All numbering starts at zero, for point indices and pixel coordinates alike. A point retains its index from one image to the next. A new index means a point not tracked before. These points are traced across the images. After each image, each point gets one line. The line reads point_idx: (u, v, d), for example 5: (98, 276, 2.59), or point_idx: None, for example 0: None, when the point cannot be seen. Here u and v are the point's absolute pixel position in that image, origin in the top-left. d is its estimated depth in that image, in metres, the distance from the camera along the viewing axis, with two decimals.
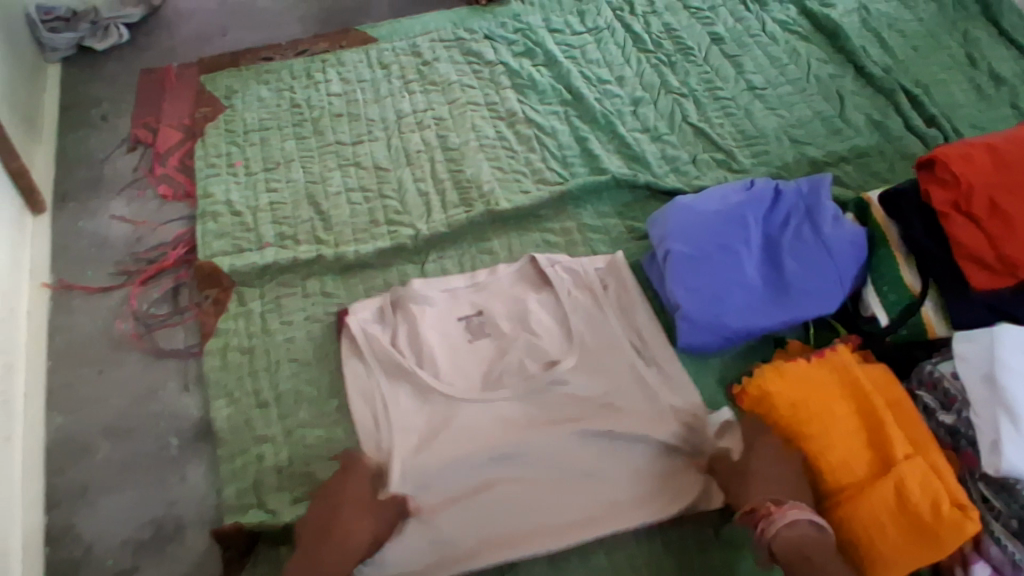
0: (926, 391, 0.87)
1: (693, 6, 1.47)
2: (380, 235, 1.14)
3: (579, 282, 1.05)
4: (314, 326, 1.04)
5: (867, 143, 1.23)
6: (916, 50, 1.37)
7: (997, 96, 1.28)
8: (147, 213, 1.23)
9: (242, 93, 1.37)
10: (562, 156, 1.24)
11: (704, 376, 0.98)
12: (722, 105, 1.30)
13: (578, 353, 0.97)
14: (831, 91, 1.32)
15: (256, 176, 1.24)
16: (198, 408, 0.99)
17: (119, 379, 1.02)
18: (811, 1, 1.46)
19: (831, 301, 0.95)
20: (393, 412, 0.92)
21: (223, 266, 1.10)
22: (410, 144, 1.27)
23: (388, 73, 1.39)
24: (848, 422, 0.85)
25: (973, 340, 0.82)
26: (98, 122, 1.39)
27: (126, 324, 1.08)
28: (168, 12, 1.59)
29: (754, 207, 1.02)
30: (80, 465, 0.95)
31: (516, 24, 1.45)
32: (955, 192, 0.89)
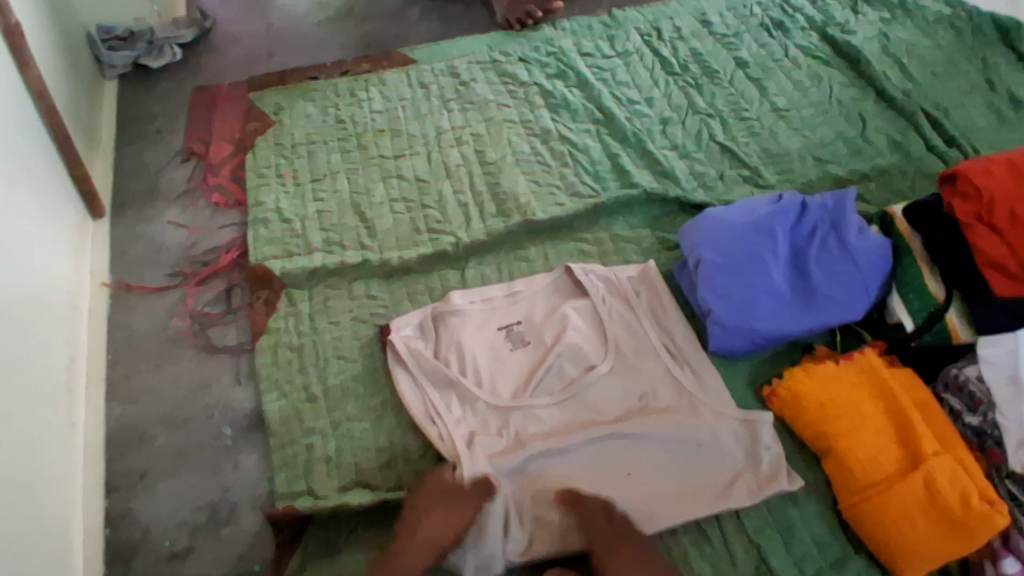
0: (952, 394, 0.93)
1: (718, 33, 1.54)
2: (422, 243, 1.20)
3: (612, 289, 1.10)
4: (361, 326, 1.10)
5: (889, 163, 1.28)
6: (936, 74, 1.42)
7: (1016, 119, 1.33)
8: (201, 220, 1.30)
9: (290, 109, 1.45)
10: (595, 172, 1.29)
11: (735, 379, 1.03)
12: (748, 125, 1.36)
13: (614, 359, 1.02)
14: (854, 113, 1.37)
15: (304, 186, 1.30)
16: (250, 401, 1.05)
17: (175, 373, 1.09)
18: (832, 29, 1.52)
19: (858, 308, 1.00)
20: (444, 415, 0.96)
21: (275, 269, 1.16)
22: (449, 158, 1.33)
23: (427, 92, 1.46)
24: (878, 422, 0.90)
25: (998, 344, 0.89)
26: (153, 134, 1.47)
27: (182, 322, 1.14)
28: (218, 34, 1.69)
29: (782, 217, 1.07)
30: (138, 452, 1.01)
31: (549, 48, 1.53)
32: (977, 204, 0.94)
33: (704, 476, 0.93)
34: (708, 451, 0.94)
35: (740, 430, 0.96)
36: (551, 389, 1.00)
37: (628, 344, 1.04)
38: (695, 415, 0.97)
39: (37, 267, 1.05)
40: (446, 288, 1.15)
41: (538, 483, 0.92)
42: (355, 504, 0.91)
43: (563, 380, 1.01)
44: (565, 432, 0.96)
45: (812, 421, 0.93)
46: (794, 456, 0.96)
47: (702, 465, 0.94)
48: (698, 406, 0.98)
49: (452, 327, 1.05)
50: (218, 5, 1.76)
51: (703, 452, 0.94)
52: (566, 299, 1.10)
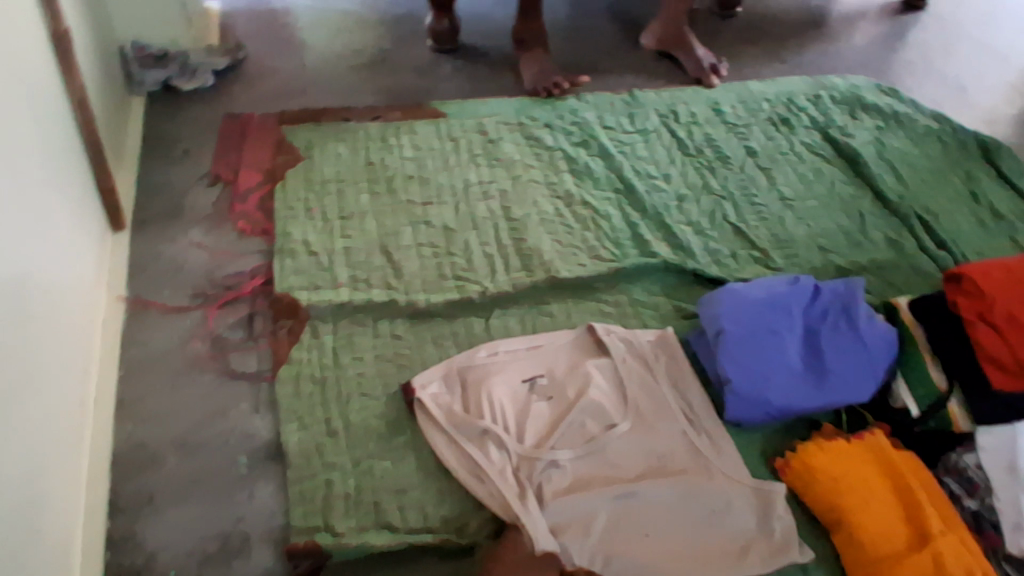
0: (952, 477, 0.99)
1: (730, 122, 1.65)
2: (448, 289, 1.22)
3: (633, 350, 1.14)
4: (384, 365, 1.12)
5: (886, 258, 1.38)
6: (925, 182, 1.55)
7: (996, 228, 1.46)
8: (225, 244, 1.31)
9: (321, 147, 1.48)
10: (615, 238, 1.35)
11: (747, 448, 1.07)
12: (758, 210, 1.44)
13: (633, 419, 1.05)
14: (852, 209, 1.48)
15: (332, 223, 1.32)
16: (269, 430, 1.06)
17: (192, 395, 1.10)
18: (833, 131, 1.65)
19: (865, 390, 1.06)
20: (477, 464, 0.97)
21: (302, 299, 1.18)
22: (476, 211, 1.37)
23: (456, 145, 1.51)
24: (886, 499, 0.94)
25: (994, 434, 0.97)
26: (180, 156, 1.48)
27: (201, 344, 1.16)
28: (251, 68, 1.73)
29: (797, 299, 1.13)
30: (147, 473, 1.01)
31: (573, 117, 1.60)
32: (979, 302, 1.03)
33: (718, 537, 0.95)
34: (722, 512, 0.96)
35: (752, 498, 0.98)
36: (572, 443, 1.01)
37: (646, 405, 1.07)
38: (710, 478, 1.00)
39: (56, 263, 1.04)
40: (470, 334, 1.17)
41: (559, 533, 0.92)
42: (375, 544, 0.92)
43: (585, 434, 1.03)
44: (586, 486, 0.98)
45: (823, 494, 0.96)
46: (804, 528, 0.99)
47: (717, 526, 0.95)
48: (713, 469, 1.01)
49: (478, 377, 1.07)
50: (251, 40, 1.82)
51: (718, 512, 0.96)
52: (588, 356, 1.13)
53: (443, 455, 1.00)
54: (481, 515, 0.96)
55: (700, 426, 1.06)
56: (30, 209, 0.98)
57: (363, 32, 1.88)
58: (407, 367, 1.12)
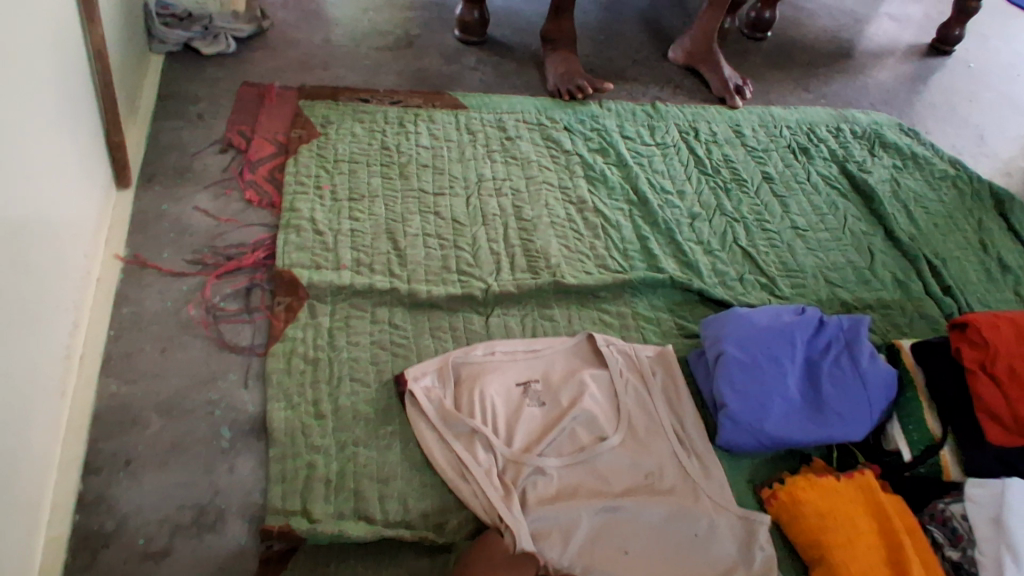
0: (936, 526, 0.97)
1: (749, 145, 1.64)
2: (451, 282, 1.21)
3: (631, 364, 1.13)
4: (379, 352, 1.10)
5: (891, 298, 1.37)
6: (937, 226, 1.54)
7: (1003, 280, 1.45)
8: (230, 212, 1.29)
9: (337, 125, 1.46)
10: (624, 249, 1.33)
11: (735, 475, 1.06)
12: (769, 236, 1.43)
13: (625, 433, 1.04)
14: (863, 246, 1.46)
15: (340, 203, 1.31)
16: (254, 405, 1.05)
17: (182, 361, 1.08)
18: (851, 165, 1.64)
19: (860, 429, 1.05)
20: (464, 464, 0.96)
21: (302, 277, 1.16)
22: (487, 206, 1.36)
23: (474, 138, 1.49)
24: (870, 540, 0.93)
25: (984, 486, 0.94)
26: (194, 118, 1.46)
27: (196, 311, 1.14)
28: (275, 37, 1.71)
29: (801, 330, 1.12)
30: (127, 435, 0.99)
31: (593, 123, 1.59)
32: (983, 352, 1.02)
33: (698, 560, 0.93)
34: (705, 535, 0.95)
35: (737, 526, 0.97)
36: (561, 451, 1.00)
37: (639, 420, 1.06)
38: (697, 500, 0.98)
39: (51, 210, 0.99)
40: (469, 330, 1.15)
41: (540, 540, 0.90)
42: (351, 535, 0.90)
43: (575, 444, 1.02)
44: (571, 496, 0.96)
45: (808, 528, 0.95)
46: (784, 562, 0.98)
47: (700, 549, 0.94)
48: (701, 492, 0.99)
49: (474, 376, 1.06)
50: (278, 10, 1.80)
51: (701, 535, 0.95)
52: (586, 365, 1.12)
53: (428, 451, 0.98)
54: (461, 515, 0.95)
55: (692, 447, 1.05)
56: (37, 151, 0.96)
57: (391, 14, 1.86)
58: (402, 355, 1.10)
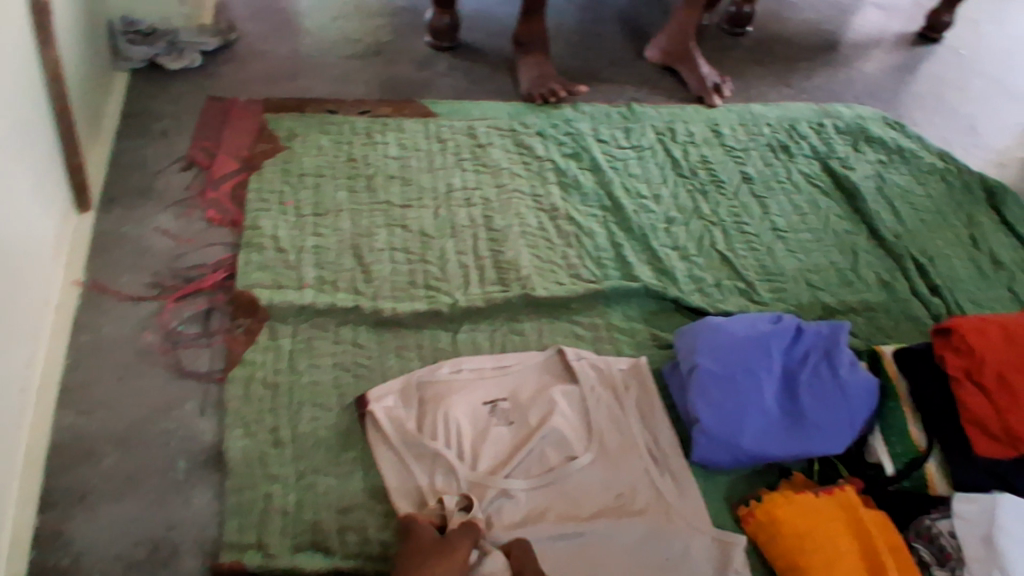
0: (923, 543, 0.93)
1: (728, 144, 1.60)
2: (418, 298, 1.17)
3: (603, 378, 1.09)
4: (341, 374, 1.07)
5: (876, 300, 1.32)
6: (925, 222, 1.50)
7: (995, 277, 1.41)
8: (191, 232, 1.26)
9: (303, 138, 1.43)
10: (597, 257, 1.30)
11: (711, 492, 1.02)
12: (747, 239, 1.39)
13: (596, 451, 1.00)
14: (847, 246, 1.42)
15: (305, 218, 1.28)
16: (213, 434, 1.01)
17: (140, 389, 1.05)
18: (833, 162, 1.60)
19: (841, 442, 1.01)
20: (428, 489, 0.93)
21: (262, 298, 1.13)
22: (457, 217, 1.32)
23: (444, 147, 1.46)
24: (851, 561, 0.89)
25: (974, 501, 0.90)
26: (157, 136, 1.43)
27: (154, 337, 1.11)
28: (242, 49, 1.68)
29: (778, 339, 1.08)
30: (83, 469, 0.96)
31: (567, 127, 1.55)
32: (968, 361, 0.98)
33: None
34: (678, 557, 0.92)
35: (712, 548, 0.93)
36: (529, 473, 0.97)
37: (612, 438, 1.02)
38: (670, 520, 0.95)
39: None
40: (436, 348, 1.12)
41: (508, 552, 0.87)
42: (306, 569, 0.88)
43: (544, 464, 0.98)
44: (539, 520, 0.93)
45: (786, 550, 0.91)
46: None
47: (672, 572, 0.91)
48: (675, 512, 0.96)
49: (437, 395, 1.02)
50: (246, 21, 1.77)
51: (675, 557, 0.92)
52: (556, 381, 1.08)
53: (387, 479, 0.95)
54: None
55: (666, 464, 1.01)
56: None
57: (361, 21, 1.83)
58: (366, 377, 1.07)
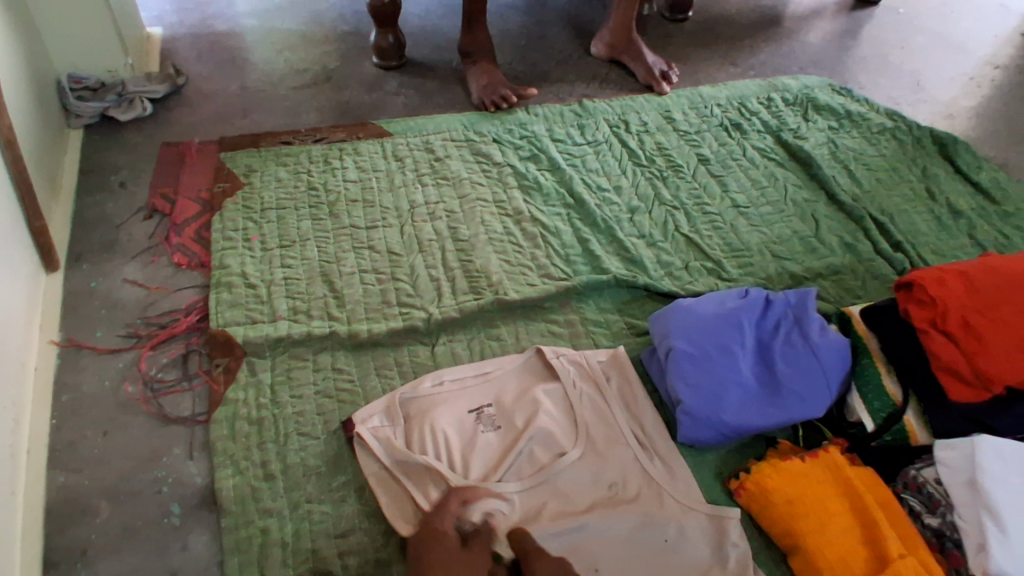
0: (911, 493, 0.94)
1: (681, 129, 1.63)
2: (392, 316, 1.18)
3: (583, 373, 1.10)
4: (324, 401, 1.07)
5: (841, 262, 1.35)
6: (880, 181, 1.53)
7: (955, 226, 1.44)
8: (160, 279, 1.26)
9: (261, 172, 1.43)
10: (566, 254, 1.31)
11: (702, 469, 1.04)
12: (711, 220, 1.42)
13: (585, 445, 1.01)
14: (807, 213, 1.45)
15: (271, 252, 1.28)
16: (203, 476, 1.01)
17: (126, 441, 1.05)
18: (785, 134, 1.63)
19: (821, 404, 1.03)
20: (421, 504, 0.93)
21: (237, 335, 1.13)
22: (422, 232, 1.33)
23: (402, 165, 1.47)
24: (843, 520, 0.90)
25: (954, 447, 0.90)
26: (117, 187, 1.43)
27: (134, 387, 1.11)
28: (191, 92, 1.68)
29: (748, 312, 1.11)
30: (79, 526, 0.96)
31: (522, 131, 1.57)
32: (932, 311, 0.99)
33: (672, 562, 0.91)
34: (678, 538, 0.92)
35: (708, 525, 0.95)
36: (521, 474, 0.97)
37: (598, 430, 1.03)
38: (663, 503, 0.97)
39: None
40: (416, 363, 1.13)
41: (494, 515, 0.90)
42: None
43: (534, 464, 0.99)
44: (534, 518, 0.93)
45: (780, 517, 0.93)
46: (761, 553, 0.96)
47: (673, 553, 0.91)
48: (667, 495, 0.97)
49: (421, 410, 1.03)
50: (192, 63, 1.77)
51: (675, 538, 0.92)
52: (538, 381, 1.09)
53: (380, 498, 0.96)
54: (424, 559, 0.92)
55: (654, 449, 1.03)
56: None
57: (308, 51, 1.84)
58: (349, 401, 1.07)
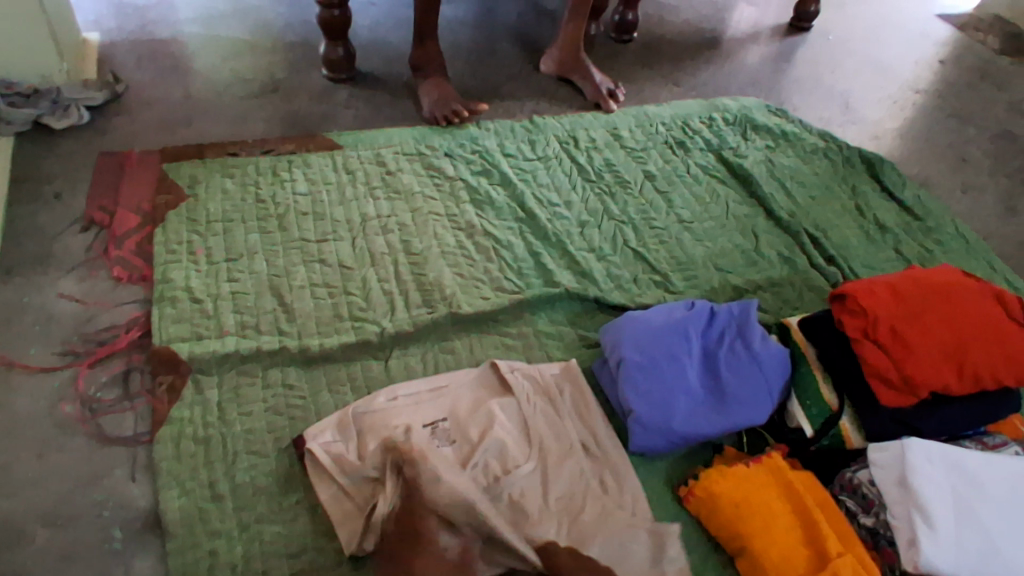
0: (847, 495, 0.99)
1: (628, 146, 1.68)
2: (345, 330, 1.17)
3: (537, 387, 1.11)
4: (274, 419, 1.05)
5: (780, 275, 1.41)
6: (814, 198, 1.61)
7: (883, 241, 1.52)
8: (98, 294, 1.21)
9: (206, 184, 1.40)
10: (518, 268, 1.33)
11: (653, 477, 1.06)
12: (657, 233, 1.46)
13: (536, 458, 1.02)
14: (747, 228, 1.51)
15: (218, 265, 1.25)
16: (147, 498, 0.98)
17: (62, 464, 1.00)
18: (726, 152, 1.70)
19: (763, 411, 1.07)
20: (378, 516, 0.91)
21: (183, 351, 1.10)
22: (374, 245, 1.33)
23: (353, 178, 1.46)
24: (786, 522, 0.94)
25: (886, 450, 0.95)
26: (51, 198, 1.37)
27: (71, 407, 1.06)
28: (131, 100, 1.63)
29: (694, 322, 1.14)
30: (11, 555, 0.90)
31: (473, 145, 1.59)
32: (864, 320, 1.05)
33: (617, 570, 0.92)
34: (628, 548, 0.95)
35: (648, 541, 0.96)
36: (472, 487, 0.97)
37: (550, 444, 1.04)
38: (611, 517, 0.98)
39: None
40: (368, 378, 1.12)
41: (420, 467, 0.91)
42: None
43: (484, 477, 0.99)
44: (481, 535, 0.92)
45: (727, 522, 0.96)
46: (710, 558, 0.99)
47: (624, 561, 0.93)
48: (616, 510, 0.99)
49: (374, 424, 1.02)
50: (133, 70, 1.72)
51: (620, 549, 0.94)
52: (492, 395, 1.09)
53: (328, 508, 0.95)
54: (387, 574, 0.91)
55: (607, 463, 1.05)
56: None
57: (254, 60, 1.81)
58: (300, 418, 1.06)
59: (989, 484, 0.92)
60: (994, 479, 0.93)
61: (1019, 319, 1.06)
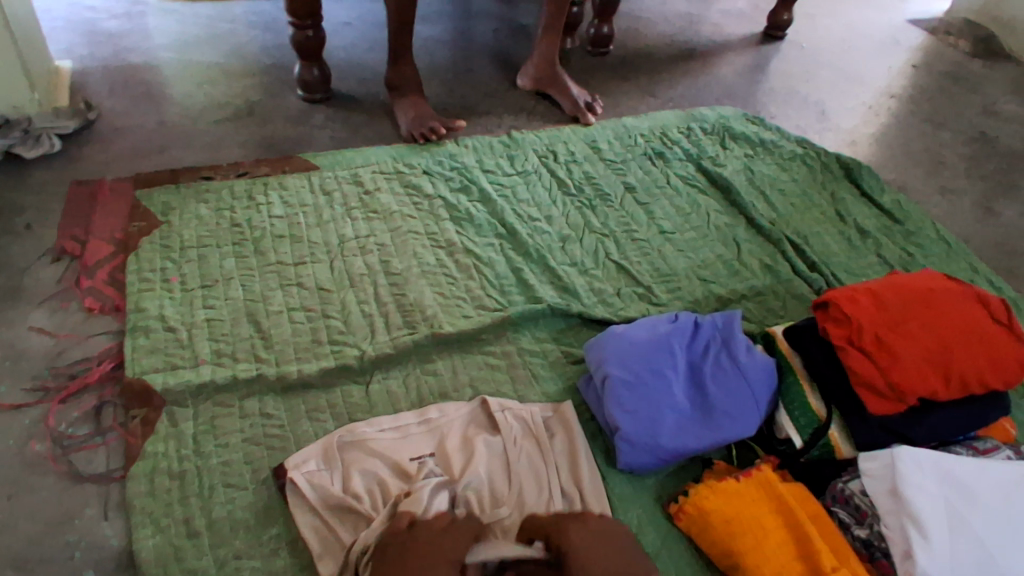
0: (840, 506, 0.97)
1: (608, 159, 1.67)
2: (324, 355, 1.15)
3: (527, 430, 1.06)
4: (252, 449, 1.02)
5: (763, 284, 1.40)
6: (794, 206, 1.61)
7: (864, 246, 1.52)
8: (70, 326, 1.18)
9: (180, 210, 1.38)
10: (500, 285, 1.31)
11: (642, 495, 1.04)
12: (639, 246, 1.45)
13: (518, 502, 0.98)
14: (729, 238, 1.51)
15: (192, 292, 1.23)
16: (120, 537, 0.94)
17: (31, 505, 0.96)
18: (705, 162, 1.70)
19: (750, 424, 1.05)
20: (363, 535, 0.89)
21: (156, 383, 1.08)
22: (353, 266, 1.31)
23: (331, 199, 1.44)
24: (778, 536, 0.92)
25: (876, 459, 0.95)
26: (21, 230, 1.34)
27: (41, 445, 1.02)
28: (104, 127, 1.61)
29: (678, 338, 1.13)
30: None
31: (452, 163, 1.58)
32: (848, 328, 1.03)
33: None
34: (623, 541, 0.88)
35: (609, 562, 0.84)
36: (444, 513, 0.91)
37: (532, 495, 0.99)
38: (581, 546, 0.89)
39: None
40: (349, 404, 1.09)
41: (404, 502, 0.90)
42: None
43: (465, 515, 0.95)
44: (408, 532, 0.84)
45: (719, 538, 0.94)
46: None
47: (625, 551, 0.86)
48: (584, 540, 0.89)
49: (359, 456, 1.00)
50: (105, 98, 1.70)
51: (601, 532, 0.88)
52: (481, 431, 1.05)
53: (309, 544, 0.91)
54: None
55: None
56: None
57: (230, 84, 1.79)
58: (279, 448, 1.03)
59: (981, 490, 0.91)
60: (986, 486, 0.92)
61: (1002, 321, 1.05)
